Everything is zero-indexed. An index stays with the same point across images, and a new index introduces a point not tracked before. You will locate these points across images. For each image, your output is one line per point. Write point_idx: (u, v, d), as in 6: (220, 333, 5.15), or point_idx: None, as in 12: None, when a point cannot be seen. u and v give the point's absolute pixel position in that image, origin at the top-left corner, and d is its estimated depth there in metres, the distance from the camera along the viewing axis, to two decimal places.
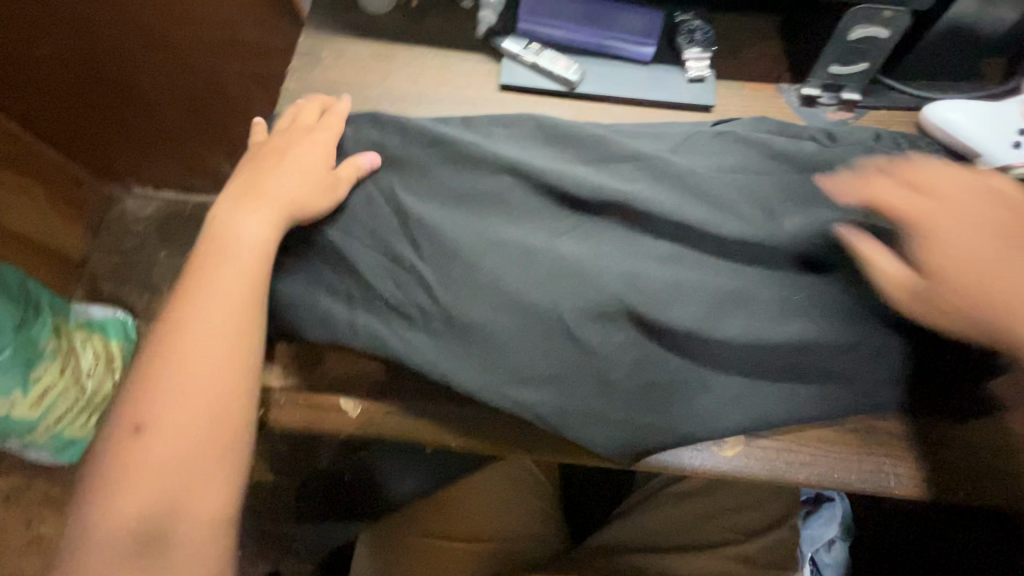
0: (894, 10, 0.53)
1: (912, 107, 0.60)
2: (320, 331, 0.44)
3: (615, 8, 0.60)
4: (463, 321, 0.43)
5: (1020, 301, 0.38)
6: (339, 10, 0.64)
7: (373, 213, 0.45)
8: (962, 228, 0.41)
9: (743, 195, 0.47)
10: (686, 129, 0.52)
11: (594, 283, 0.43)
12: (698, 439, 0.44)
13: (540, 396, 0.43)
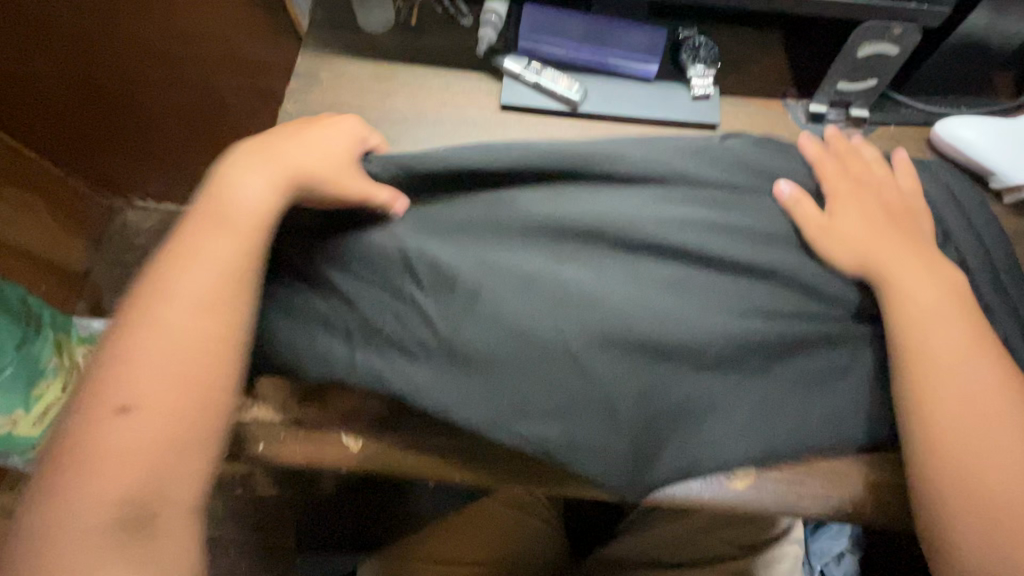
0: (904, 27, 0.52)
1: (920, 124, 0.59)
2: (317, 365, 0.43)
3: (618, 26, 0.59)
4: (468, 355, 0.42)
5: (960, 372, 0.40)
6: (337, 29, 0.64)
7: (369, 243, 0.43)
8: (919, 282, 0.43)
9: (751, 220, 0.46)
10: (692, 142, 0.50)
11: (602, 313, 0.42)
12: (704, 472, 0.43)
13: (547, 431, 0.41)
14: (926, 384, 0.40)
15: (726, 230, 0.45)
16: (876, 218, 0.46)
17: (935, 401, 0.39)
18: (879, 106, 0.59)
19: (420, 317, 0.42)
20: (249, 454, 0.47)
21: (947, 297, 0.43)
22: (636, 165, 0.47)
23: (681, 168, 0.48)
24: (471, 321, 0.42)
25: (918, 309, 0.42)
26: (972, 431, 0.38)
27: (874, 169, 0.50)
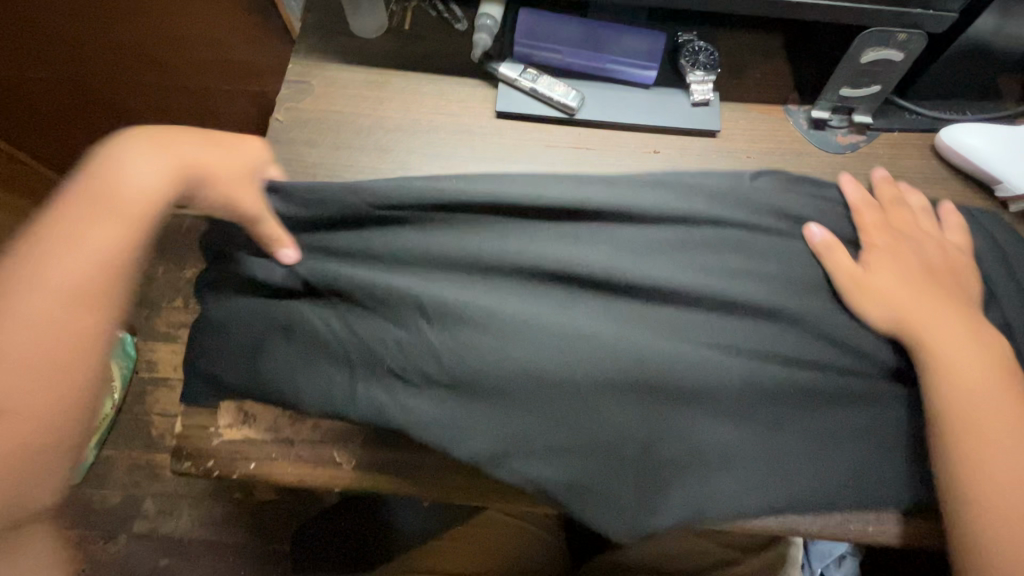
0: (908, 33, 0.51)
1: (924, 131, 0.58)
2: (316, 395, 0.43)
3: (616, 31, 0.58)
4: (473, 390, 0.41)
5: (999, 438, 0.40)
6: (329, 34, 0.62)
7: (372, 275, 0.42)
8: (954, 334, 0.43)
9: (756, 254, 0.46)
10: (721, 177, 0.49)
11: (607, 347, 0.41)
12: (705, 501, 0.42)
13: (551, 471, 0.42)
14: (953, 434, 0.41)
15: (746, 271, 0.45)
16: (911, 267, 0.46)
17: (960, 451, 0.40)
18: (882, 111, 0.59)
19: (423, 350, 0.41)
20: (240, 474, 0.47)
21: (980, 348, 0.43)
22: (659, 201, 0.46)
23: (709, 207, 0.47)
24: (476, 360, 0.41)
25: (952, 361, 0.42)
26: (996, 483, 0.39)
27: (918, 221, 0.50)
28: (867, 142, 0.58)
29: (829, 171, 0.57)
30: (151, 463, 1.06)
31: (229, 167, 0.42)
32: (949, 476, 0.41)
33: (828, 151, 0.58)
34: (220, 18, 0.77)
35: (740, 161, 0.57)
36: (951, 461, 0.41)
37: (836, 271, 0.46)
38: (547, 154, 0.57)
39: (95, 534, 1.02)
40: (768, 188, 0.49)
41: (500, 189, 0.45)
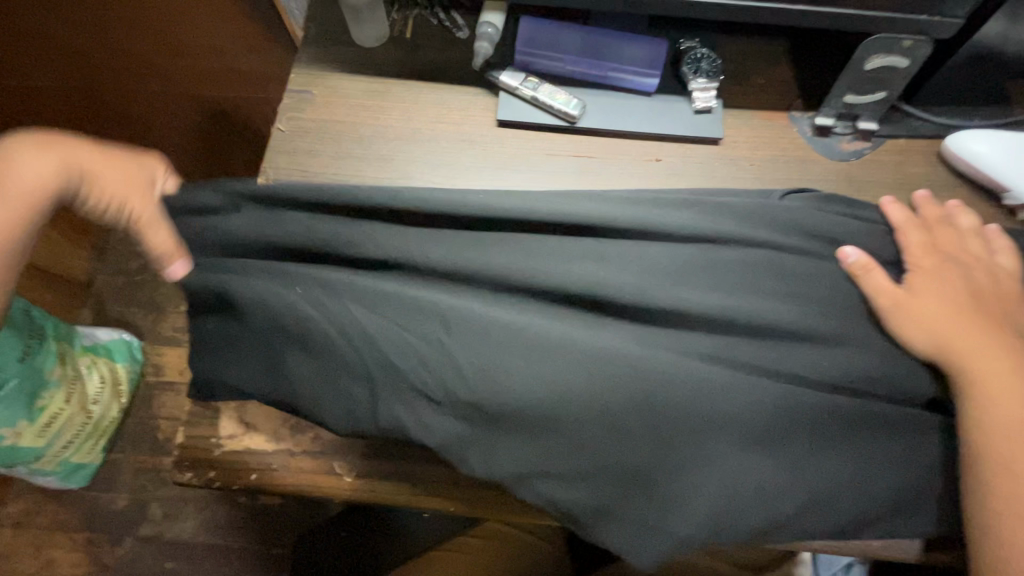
0: (914, 39, 0.50)
1: (932, 137, 0.57)
2: (344, 415, 0.44)
3: (617, 38, 0.57)
4: (497, 409, 0.43)
5: None
6: (331, 44, 0.62)
7: (401, 299, 0.44)
8: (989, 352, 0.44)
9: (771, 271, 0.48)
10: (748, 199, 0.52)
11: (632, 367, 0.43)
12: (713, 519, 0.43)
13: (568, 489, 0.44)
14: (988, 452, 0.41)
15: (770, 292, 0.48)
16: (956, 295, 0.47)
17: (994, 468, 0.41)
18: (888, 118, 0.58)
19: (448, 365, 0.43)
20: (241, 484, 0.47)
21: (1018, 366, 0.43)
22: (683, 220, 0.50)
23: (738, 232, 0.50)
24: (498, 378, 0.43)
25: (986, 379, 0.43)
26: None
27: (966, 243, 0.51)
28: (873, 149, 0.57)
29: (834, 179, 0.56)
30: (157, 467, 1.07)
31: (128, 182, 0.48)
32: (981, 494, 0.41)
33: (832, 159, 0.57)
34: (223, 27, 0.77)
35: (743, 169, 0.57)
36: (981, 478, 0.41)
37: (870, 291, 0.48)
38: (548, 162, 0.57)
39: (102, 537, 1.03)
40: (794, 206, 0.51)
41: (533, 207, 0.49)
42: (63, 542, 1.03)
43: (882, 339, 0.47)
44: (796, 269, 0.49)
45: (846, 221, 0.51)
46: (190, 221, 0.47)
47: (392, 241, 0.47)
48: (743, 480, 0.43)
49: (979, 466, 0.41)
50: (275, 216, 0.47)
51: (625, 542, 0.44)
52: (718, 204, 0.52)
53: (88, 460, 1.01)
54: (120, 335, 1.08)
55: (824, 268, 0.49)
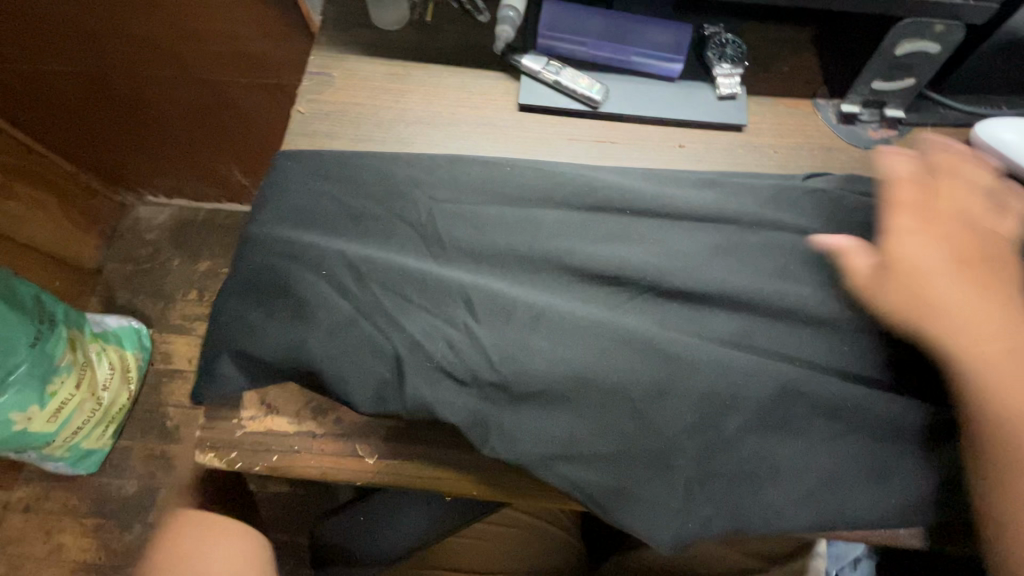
0: (947, 24, 0.50)
1: (957, 127, 0.57)
2: (369, 397, 0.43)
3: (642, 22, 0.57)
4: (522, 390, 0.43)
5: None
6: (351, 27, 0.62)
7: (430, 277, 0.46)
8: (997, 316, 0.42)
9: (791, 257, 0.48)
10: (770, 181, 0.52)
11: (651, 348, 0.44)
12: (739, 505, 0.43)
13: (594, 476, 0.43)
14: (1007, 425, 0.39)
15: (793, 277, 0.48)
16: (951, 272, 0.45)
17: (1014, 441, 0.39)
18: (916, 106, 0.57)
19: (474, 346, 0.44)
20: (262, 467, 0.47)
21: (1014, 325, 0.41)
22: (705, 204, 0.50)
23: (760, 214, 0.50)
24: (524, 357, 0.44)
25: (990, 343, 0.41)
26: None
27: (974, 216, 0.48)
28: (899, 137, 0.57)
29: (860, 166, 0.55)
30: (166, 454, 1.08)
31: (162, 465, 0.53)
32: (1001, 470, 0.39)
33: (859, 146, 0.56)
34: (238, 11, 0.76)
35: (767, 156, 0.56)
36: None
37: None
38: (570, 147, 0.56)
39: (111, 523, 1.04)
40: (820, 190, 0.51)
41: (553, 193, 0.51)
42: (72, 527, 1.04)
43: None
44: (823, 252, 0.48)
45: (875, 209, 0.50)
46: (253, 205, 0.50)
47: (412, 224, 0.49)
48: (765, 465, 0.43)
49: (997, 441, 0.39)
50: (293, 200, 0.50)
51: (649, 532, 0.43)
52: (736, 185, 0.52)
53: (97, 445, 1.02)
54: (130, 322, 1.10)
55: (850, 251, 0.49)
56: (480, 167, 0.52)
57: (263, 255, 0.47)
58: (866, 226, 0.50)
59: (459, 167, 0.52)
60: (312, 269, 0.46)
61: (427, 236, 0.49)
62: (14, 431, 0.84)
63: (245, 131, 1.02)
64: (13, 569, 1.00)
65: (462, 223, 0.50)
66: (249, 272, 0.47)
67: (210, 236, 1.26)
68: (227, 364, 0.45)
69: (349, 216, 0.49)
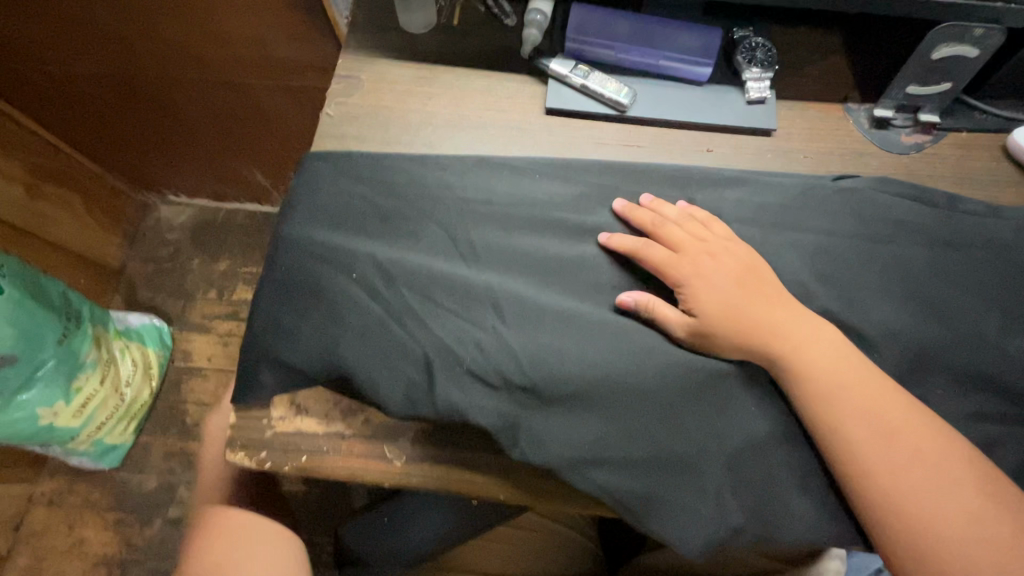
0: (987, 28, 0.49)
1: (995, 131, 0.55)
2: (399, 400, 0.43)
3: (671, 25, 0.56)
4: (552, 395, 0.43)
5: (875, 462, 0.38)
6: (378, 30, 0.62)
7: (458, 281, 0.46)
8: (819, 354, 0.42)
9: (826, 264, 0.47)
10: (801, 181, 0.51)
11: (681, 354, 0.44)
12: (773, 516, 0.42)
13: (624, 481, 0.42)
14: (882, 464, 0.38)
15: (828, 283, 0.47)
16: (710, 274, 0.46)
17: (882, 481, 0.38)
18: (950, 110, 0.56)
19: (503, 350, 0.44)
20: (291, 468, 0.47)
21: (736, 325, 0.44)
22: (734, 211, 0.50)
23: (791, 220, 0.49)
24: (553, 361, 0.43)
25: (728, 340, 0.44)
26: (943, 512, 0.37)
27: (682, 225, 0.48)
28: (933, 142, 0.55)
29: (893, 172, 0.54)
30: (186, 451, 1.10)
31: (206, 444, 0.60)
32: (875, 514, 0.38)
33: (892, 152, 0.55)
34: (264, 14, 0.77)
35: (797, 161, 0.55)
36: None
37: (929, 287, 0.46)
38: (598, 151, 0.56)
39: (131, 518, 1.06)
40: (853, 195, 0.50)
41: (580, 199, 0.51)
42: (94, 521, 1.05)
43: (956, 337, 0.44)
44: (857, 258, 0.47)
45: (911, 213, 0.49)
46: (284, 208, 0.51)
47: (442, 226, 0.49)
48: (797, 474, 0.43)
49: (858, 479, 0.39)
50: (322, 202, 0.50)
51: (680, 540, 0.42)
52: (766, 189, 0.51)
53: (120, 441, 1.04)
54: (151, 320, 1.12)
55: (886, 255, 0.47)
56: (507, 171, 0.53)
57: (293, 258, 0.48)
58: (902, 231, 0.48)
59: (486, 171, 0.52)
60: (343, 271, 0.47)
61: (455, 239, 0.49)
62: (41, 426, 0.86)
63: (267, 133, 1.03)
64: (37, 561, 1.02)
65: (490, 226, 0.50)
66: (280, 274, 0.47)
67: (231, 235, 1.27)
68: (261, 364, 0.45)
69: (378, 220, 0.49)
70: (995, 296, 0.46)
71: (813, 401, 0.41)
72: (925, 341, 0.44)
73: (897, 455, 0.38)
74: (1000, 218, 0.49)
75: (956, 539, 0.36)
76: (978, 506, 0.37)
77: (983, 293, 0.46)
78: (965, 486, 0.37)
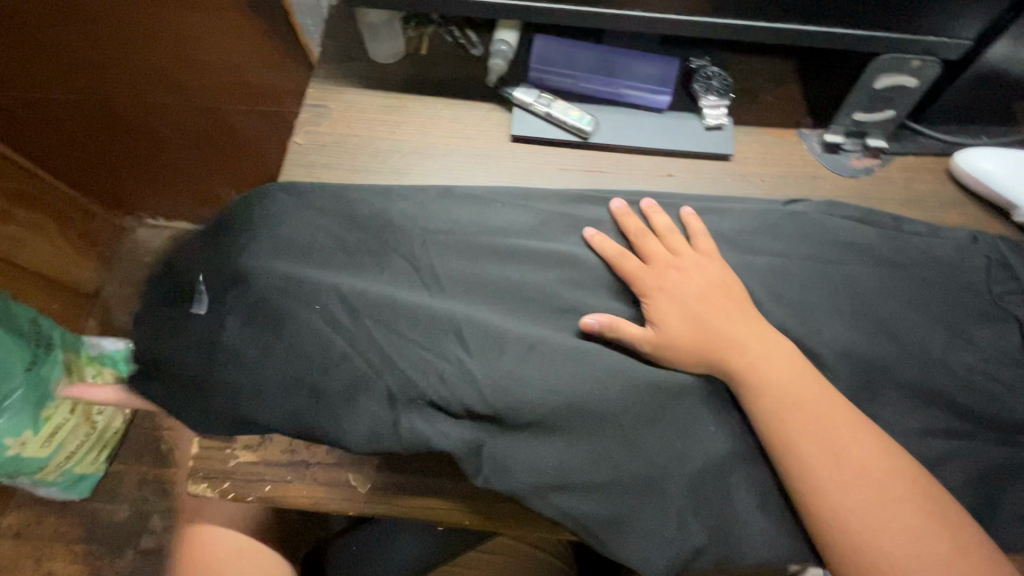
0: (923, 60, 0.51)
1: (940, 154, 0.58)
2: (363, 431, 0.43)
3: (629, 56, 0.59)
4: (513, 421, 0.44)
5: (829, 480, 0.39)
6: (347, 60, 0.64)
7: (422, 309, 0.47)
8: (774, 372, 0.43)
9: (781, 285, 0.49)
10: (755, 205, 0.54)
11: (642, 378, 0.45)
12: (736, 539, 0.42)
13: (586, 506, 0.43)
14: (830, 481, 0.39)
15: (782, 303, 0.48)
16: (680, 288, 0.48)
17: (834, 498, 0.39)
18: (897, 135, 0.59)
19: (465, 378, 0.44)
20: (255, 497, 0.46)
21: (698, 337, 0.45)
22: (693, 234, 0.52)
23: (745, 243, 0.51)
24: (517, 388, 0.44)
25: (686, 353, 0.45)
26: (894, 528, 0.38)
27: (659, 241, 0.51)
28: (881, 165, 0.58)
29: (844, 194, 0.56)
30: (160, 479, 1.08)
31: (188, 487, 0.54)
32: (827, 533, 0.39)
33: (843, 174, 0.57)
34: (238, 40, 0.78)
35: (753, 184, 0.57)
36: (987, 490, 0.42)
37: (879, 306, 0.48)
38: (561, 177, 0.58)
39: (102, 550, 1.03)
40: (804, 217, 0.52)
41: (542, 227, 0.53)
42: (62, 554, 1.02)
43: (904, 354, 0.46)
44: (809, 278, 0.49)
45: (859, 234, 0.51)
46: (251, 236, 0.51)
47: (407, 255, 0.50)
48: (757, 495, 0.43)
49: (811, 498, 0.39)
50: (289, 230, 0.51)
51: (642, 562, 0.42)
52: (724, 211, 0.53)
53: (89, 470, 1.01)
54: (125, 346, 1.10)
55: (836, 275, 0.49)
56: (472, 199, 0.54)
57: (258, 288, 0.48)
58: (852, 251, 0.50)
59: (451, 200, 0.54)
60: (306, 302, 0.47)
61: (420, 266, 0.50)
62: (8, 457, 0.83)
63: (246, 155, 1.04)
64: None
65: (456, 253, 0.51)
66: (247, 302, 0.47)
67: None
68: (225, 394, 0.45)
69: (343, 250, 0.50)
70: (940, 313, 0.48)
71: (765, 421, 0.42)
72: (876, 359, 0.45)
73: (845, 473, 0.39)
74: (944, 237, 0.51)
75: (905, 558, 0.37)
76: (925, 525, 0.38)
77: (927, 310, 0.48)
78: (909, 500, 0.38)
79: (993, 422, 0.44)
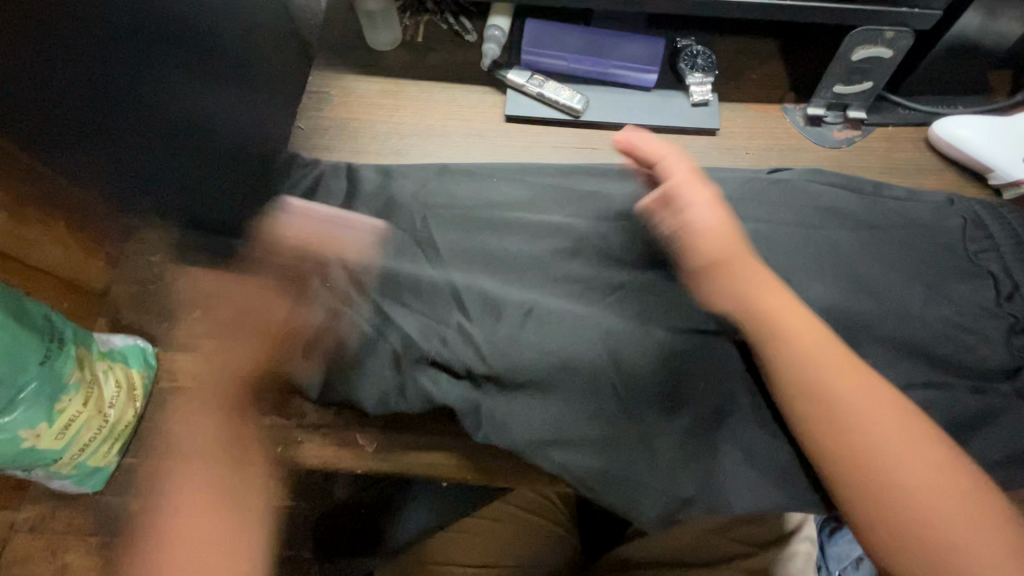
0: (896, 31, 0.53)
1: (919, 124, 0.60)
2: (373, 395, 0.47)
3: (618, 38, 0.61)
4: (512, 381, 0.46)
5: (844, 435, 0.41)
6: (347, 48, 0.66)
7: (423, 280, 0.50)
8: (790, 333, 0.43)
9: (766, 248, 0.51)
10: (741, 175, 0.56)
11: (633, 341, 0.48)
12: (725, 487, 0.45)
13: (582, 459, 0.45)
14: (846, 436, 0.41)
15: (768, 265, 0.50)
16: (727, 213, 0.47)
17: (850, 454, 0.40)
18: (877, 107, 0.61)
19: (467, 343, 0.47)
20: (268, 457, 0.49)
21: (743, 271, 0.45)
22: None
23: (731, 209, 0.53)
24: (513, 351, 0.47)
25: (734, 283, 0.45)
26: (909, 475, 0.39)
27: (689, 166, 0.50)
28: (862, 136, 0.60)
29: (826, 164, 0.59)
30: None
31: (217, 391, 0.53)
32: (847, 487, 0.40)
33: (826, 146, 0.60)
34: None
35: (739, 157, 0.60)
36: (962, 434, 0.44)
37: (860, 267, 0.50)
38: (555, 154, 0.60)
39: None
40: (788, 185, 0.54)
41: (537, 200, 0.55)
42: None
43: (884, 309, 0.48)
44: (792, 241, 0.51)
45: (839, 199, 0.53)
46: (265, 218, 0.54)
47: (408, 229, 0.52)
48: (745, 446, 0.46)
49: (828, 455, 0.41)
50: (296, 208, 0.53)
51: (635, 509, 0.45)
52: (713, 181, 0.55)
53: None
54: None
55: (819, 239, 0.51)
56: (470, 175, 0.56)
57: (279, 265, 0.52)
58: (834, 214, 0.53)
59: (450, 176, 0.56)
60: (318, 277, 0.51)
61: (423, 238, 0.52)
62: None
63: None
64: None
65: (456, 224, 0.53)
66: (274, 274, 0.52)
67: None
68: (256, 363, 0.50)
69: (348, 224, 0.52)
70: (919, 270, 0.50)
71: (786, 374, 0.43)
72: (857, 316, 0.48)
73: (858, 428, 0.41)
74: (922, 200, 0.54)
75: (921, 508, 0.38)
76: (941, 477, 0.39)
77: (906, 269, 0.50)
78: (919, 448, 0.40)
79: (969, 370, 0.46)
